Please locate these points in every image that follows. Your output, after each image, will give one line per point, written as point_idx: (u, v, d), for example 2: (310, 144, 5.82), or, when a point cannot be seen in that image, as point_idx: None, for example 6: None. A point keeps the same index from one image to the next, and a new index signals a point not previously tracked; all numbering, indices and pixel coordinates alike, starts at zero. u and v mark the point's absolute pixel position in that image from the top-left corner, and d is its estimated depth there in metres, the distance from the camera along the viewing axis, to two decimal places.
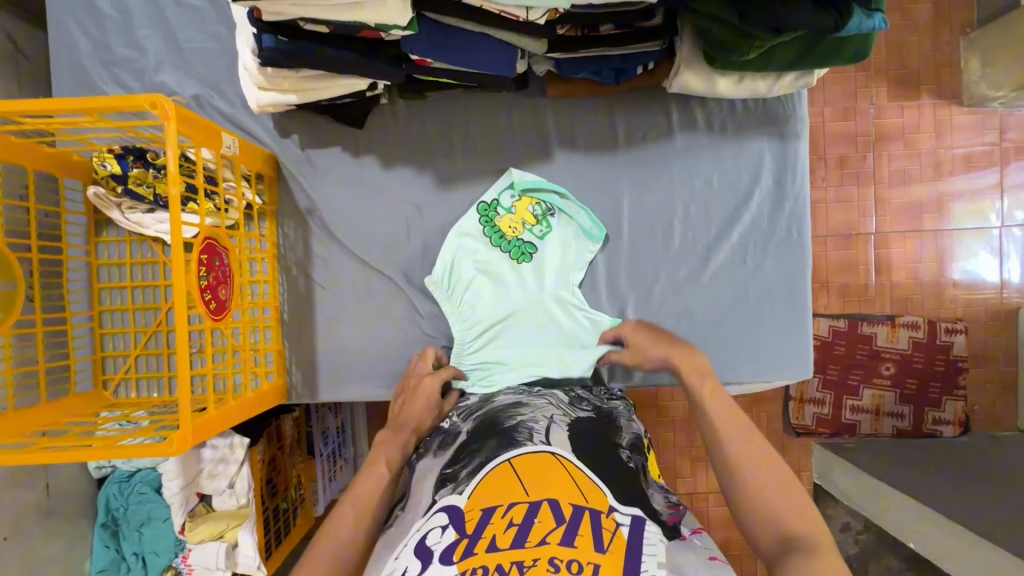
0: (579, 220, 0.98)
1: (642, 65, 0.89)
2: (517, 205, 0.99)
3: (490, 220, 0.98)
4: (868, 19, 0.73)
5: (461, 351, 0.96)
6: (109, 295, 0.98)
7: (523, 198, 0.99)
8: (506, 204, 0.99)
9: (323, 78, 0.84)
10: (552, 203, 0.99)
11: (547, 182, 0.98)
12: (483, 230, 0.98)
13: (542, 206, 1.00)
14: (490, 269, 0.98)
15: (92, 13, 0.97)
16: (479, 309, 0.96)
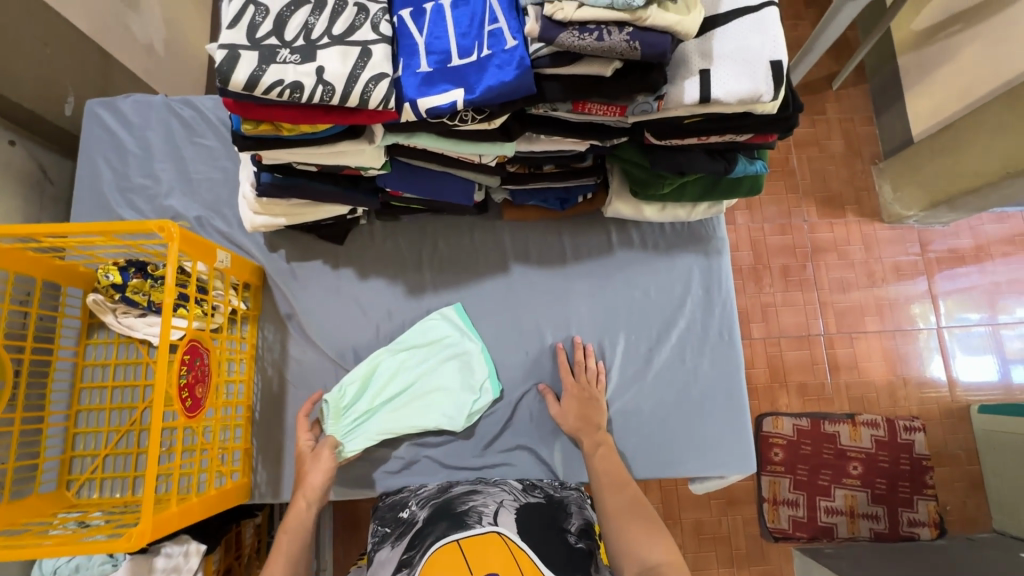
0: (477, 370, 1.05)
1: (581, 194, 1.07)
2: (421, 346, 1.06)
3: (395, 357, 1.05)
4: (752, 165, 0.91)
5: (347, 436, 1.01)
6: (89, 395, 1.04)
7: (429, 340, 1.07)
8: (412, 343, 1.06)
9: (310, 205, 0.99)
10: (453, 348, 1.07)
11: (454, 328, 1.07)
12: (388, 364, 1.05)
13: (443, 349, 1.07)
14: (383, 390, 1.04)
15: (117, 149, 1.14)
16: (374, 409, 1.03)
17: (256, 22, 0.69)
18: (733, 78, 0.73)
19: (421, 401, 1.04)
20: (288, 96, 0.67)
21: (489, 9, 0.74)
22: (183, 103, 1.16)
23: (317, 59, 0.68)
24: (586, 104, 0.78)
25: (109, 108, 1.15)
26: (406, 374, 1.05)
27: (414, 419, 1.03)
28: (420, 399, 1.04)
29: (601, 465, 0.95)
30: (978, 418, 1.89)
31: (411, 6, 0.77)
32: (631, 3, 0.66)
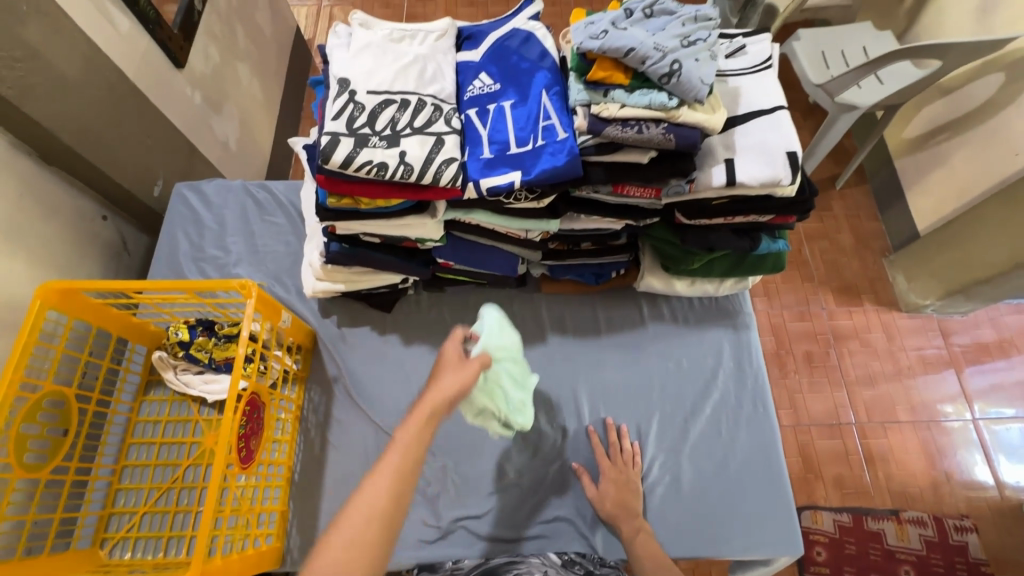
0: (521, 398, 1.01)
1: (615, 270, 1.16)
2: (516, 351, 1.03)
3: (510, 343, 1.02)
4: (774, 243, 1.00)
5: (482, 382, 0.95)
6: (136, 450, 1.06)
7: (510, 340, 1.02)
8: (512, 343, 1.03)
9: (367, 274, 1.09)
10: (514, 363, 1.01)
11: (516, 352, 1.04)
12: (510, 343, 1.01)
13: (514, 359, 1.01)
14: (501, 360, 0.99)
15: (196, 223, 1.27)
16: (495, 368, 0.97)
17: (353, 115, 0.82)
18: (755, 166, 0.84)
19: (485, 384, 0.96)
20: (375, 173, 0.78)
21: (543, 108, 0.87)
22: (259, 187, 1.32)
23: (400, 145, 0.81)
24: (625, 187, 0.89)
25: (195, 190, 1.30)
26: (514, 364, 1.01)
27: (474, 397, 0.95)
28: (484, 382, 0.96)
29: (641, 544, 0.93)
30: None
31: (477, 106, 0.90)
32: (666, 104, 0.79)
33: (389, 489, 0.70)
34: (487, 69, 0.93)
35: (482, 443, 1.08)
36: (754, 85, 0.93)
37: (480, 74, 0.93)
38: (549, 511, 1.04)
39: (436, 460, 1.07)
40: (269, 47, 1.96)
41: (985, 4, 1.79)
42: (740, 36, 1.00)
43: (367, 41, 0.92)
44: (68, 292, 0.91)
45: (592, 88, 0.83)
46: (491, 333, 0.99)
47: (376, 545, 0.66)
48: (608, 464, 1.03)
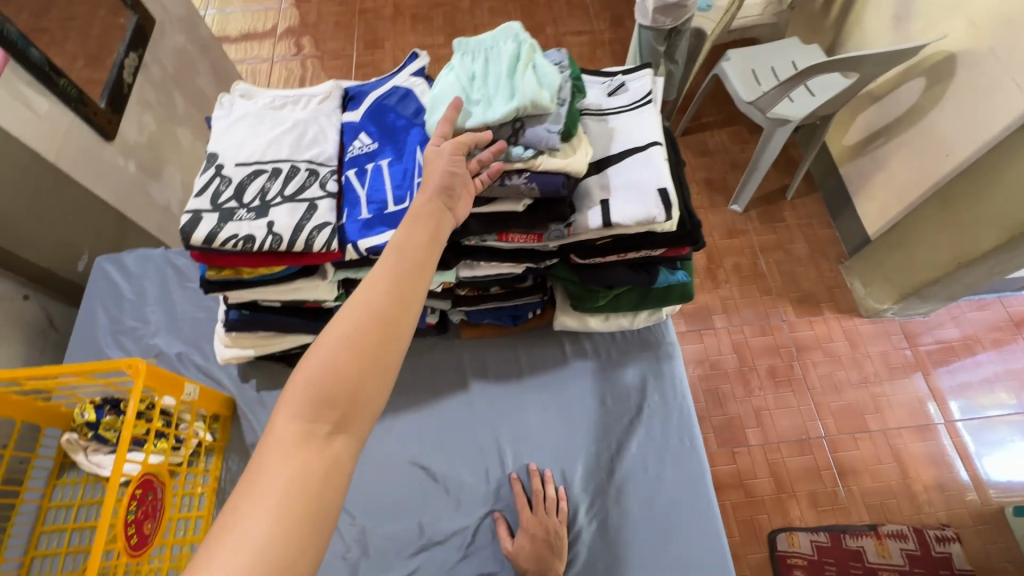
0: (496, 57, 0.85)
1: (531, 311, 1.15)
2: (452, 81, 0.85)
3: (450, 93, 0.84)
4: (673, 274, 0.99)
5: (501, 101, 0.79)
6: (46, 539, 1.03)
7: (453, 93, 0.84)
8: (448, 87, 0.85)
9: (275, 336, 1.06)
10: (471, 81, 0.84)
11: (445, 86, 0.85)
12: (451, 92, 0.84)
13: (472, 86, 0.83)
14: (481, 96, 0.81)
15: (116, 296, 1.27)
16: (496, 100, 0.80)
17: (219, 190, 0.82)
18: (630, 204, 0.84)
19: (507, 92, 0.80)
20: (240, 246, 0.78)
21: (418, 165, 0.87)
22: (181, 254, 1.32)
23: (269, 215, 0.80)
24: (509, 234, 0.89)
25: (115, 263, 1.30)
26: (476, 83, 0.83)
27: (524, 94, 0.80)
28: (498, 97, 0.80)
29: None
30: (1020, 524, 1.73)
31: (355, 167, 0.91)
32: (524, 154, 0.80)
33: (390, 281, 0.60)
34: (366, 128, 0.94)
35: (404, 502, 1.05)
36: (630, 122, 0.94)
37: (360, 134, 0.94)
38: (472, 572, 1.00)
39: (356, 523, 1.03)
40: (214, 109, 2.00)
41: (900, 13, 1.82)
42: (622, 74, 1.01)
43: (245, 112, 0.93)
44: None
45: None
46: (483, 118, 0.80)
47: (375, 344, 0.57)
48: (529, 514, 1.00)
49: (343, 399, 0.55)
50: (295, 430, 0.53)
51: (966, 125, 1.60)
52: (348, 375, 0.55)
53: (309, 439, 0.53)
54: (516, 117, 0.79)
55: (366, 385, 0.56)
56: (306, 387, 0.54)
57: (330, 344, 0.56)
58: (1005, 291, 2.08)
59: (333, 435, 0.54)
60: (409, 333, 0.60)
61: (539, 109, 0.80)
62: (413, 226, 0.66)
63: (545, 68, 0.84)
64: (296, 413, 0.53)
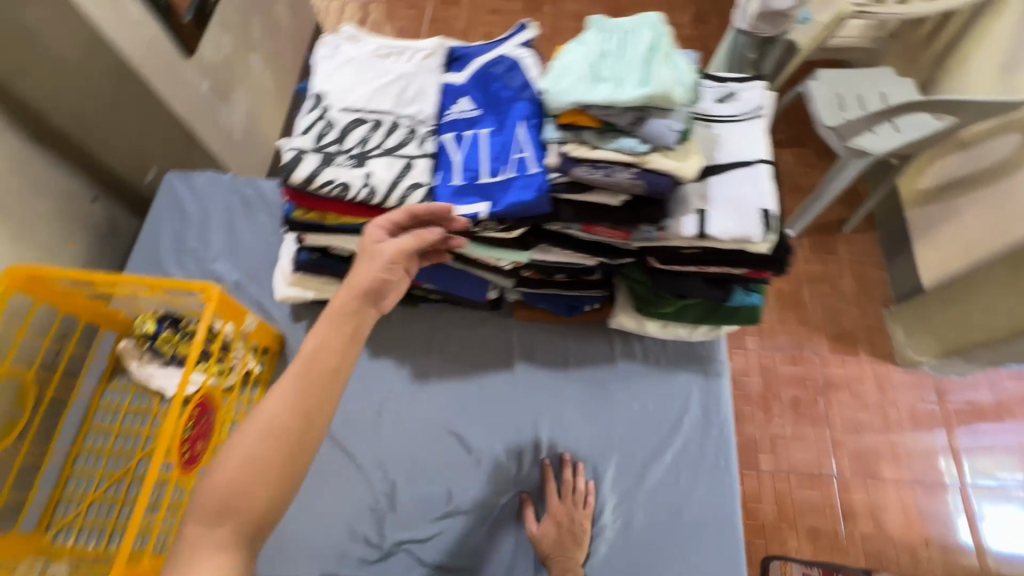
0: (632, 36, 0.79)
1: (589, 304, 1.14)
2: (579, 51, 0.79)
3: (574, 62, 0.78)
4: (747, 297, 0.98)
5: (630, 83, 0.73)
6: (93, 436, 1.08)
7: (577, 63, 0.78)
8: (572, 57, 0.79)
9: (338, 284, 1.07)
10: (600, 52, 0.78)
11: (570, 55, 0.79)
12: (576, 61, 0.78)
13: (601, 57, 0.77)
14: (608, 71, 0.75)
15: (181, 215, 1.28)
16: (624, 79, 0.74)
17: (323, 131, 0.81)
18: (728, 220, 0.82)
19: (638, 75, 0.74)
20: (337, 193, 0.78)
21: (519, 139, 0.85)
22: (248, 184, 1.32)
23: (367, 166, 0.80)
24: (595, 227, 0.88)
25: (183, 181, 1.30)
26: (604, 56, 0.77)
27: (656, 80, 0.74)
28: (627, 77, 0.74)
29: None
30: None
31: (453, 131, 0.89)
32: (636, 148, 0.77)
33: (296, 394, 0.65)
34: (469, 94, 0.92)
35: (436, 467, 1.07)
36: (737, 134, 0.90)
37: (462, 98, 0.92)
38: (493, 546, 1.02)
39: (388, 478, 1.06)
40: (285, 41, 1.96)
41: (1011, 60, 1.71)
42: (734, 80, 0.97)
43: (352, 56, 0.92)
44: (33, 277, 0.92)
45: (564, 128, 0.82)
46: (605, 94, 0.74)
47: (276, 459, 0.62)
48: (558, 500, 1.02)
49: (250, 514, 0.59)
50: (206, 539, 0.58)
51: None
52: (257, 491, 0.60)
53: (224, 548, 0.58)
54: (642, 104, 0.74)
55: (268, 498, 0.61)
56: (216, 501, 0.59)
57: (230, 465, 0.60)
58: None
59: (241, 542, 0.59)
60: (313, 441, 0.65)
61: (668, 103, 0.74)
62: (328, 334, 0.69)
63: (680, 61, 0.78)
64: (202, 526, 0.58)
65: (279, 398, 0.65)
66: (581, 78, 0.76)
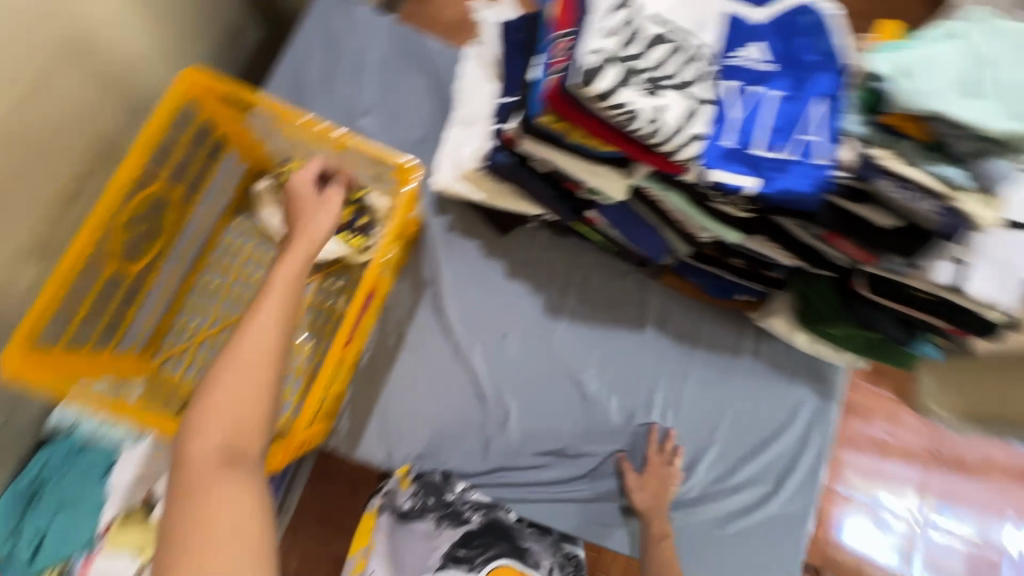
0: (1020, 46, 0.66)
1: (743, 294, 1.09)
2: (948, 46, 0.66)
3: (939, 58, 0.65)
4: (927, 346, 0.95)
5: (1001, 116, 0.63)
6: (208, 272, 1.00)
7: (941, 62, 0.65)
8: (939, 50, 0.66)
9: (512, 196, 0.98)
10: (975, 58, 0.65)
11: (935, 46, 0.66)
12: (944, 60, 0.65)
13: (976, 64, 0.65)
14: (980, 88, 0.64)
15: (333, 50, 1.11)
16: (996, 106, 0.63)
17: (627, 39, 0.67)
18: (983, 280, 0.77)
19: (1012, 106, 0.63)
20: (623, 120, 0.66)
21: (813, 119, 0.74)
22: (412, 36, 1.14)
23: (660, 97, 0.68)
24: (838, 239, 0.81)
25: (342, 9, 1.11)
26: (980, 63, 0.65)
27: None
28: (1000, 104, 0.63)
29: (658, 551, 0.99)
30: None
31: (737, 81, 0.76)
32: (956, 182, 0.69)
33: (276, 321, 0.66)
34: (765, 40, 0.78)
35: (548, 405, 1.06)
36: None
37: (755, 42, 0.78)
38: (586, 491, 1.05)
39: (502, 404, 1.05)
40: None
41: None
42: None
43: None
44: (209, 88, 0.86)
45: (878, 129, 0.72)
46: (969, 115, 0.63)
47: (258, 383, 0.63)
48: (659, 467, 1.04)
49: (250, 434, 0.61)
50: (216, 463, 0.58)
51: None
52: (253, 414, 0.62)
53: (238, 466, 0.59)
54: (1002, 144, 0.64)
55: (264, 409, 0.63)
56: (220, 426, 0.60)
57: (223, 390, 0.62)
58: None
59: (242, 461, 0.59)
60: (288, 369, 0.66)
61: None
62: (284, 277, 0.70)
63: None
64: (208, 448, 0.59)
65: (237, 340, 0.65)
66: (954, 81, 0.64)
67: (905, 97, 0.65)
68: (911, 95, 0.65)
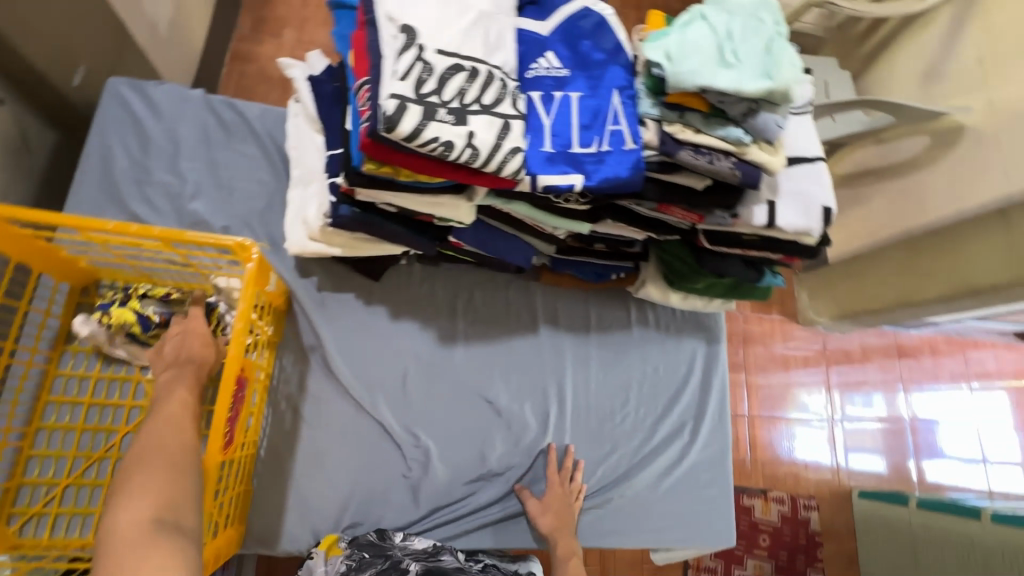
0: (749, 14, 0.76)
1: (615, 273, 1.16)
2: (693, 29, 0.75)
3: (689, 41, 0.74)
4: (773, 277, 1.06)
5: (752, 77, 0.72)
6: (54, 411, 0.88)
7: (692, 44, 0.74)
8: (687, 35, 0.75)
9: (370, 242, 0.97)
10: (717, 33, 0.74)
11: (683, 33, 0.75)
12: (693, 42, 0.74)
13: (719, 38, 0.74)
14: (729, 58, 0.73)
15: (141, 138, 1.03)
16: (746, 69, 0.72)
17: (421, 77, 0.69)
18: (792, 214, 0.88)
19: (758, 65, 0.73)
20: (440, 152, 0.68)
21: (613, 110, 0.81)
22: (227, 105, 1.09)
23: (469, 123, 0.71)
24: (669, 207, 0.89)
25: (139, 92, 1.03)
26: (722, 37, 0.74)
27: (776, 74, 0.73)
28: (748, 67, 0.73)
29: None
30: (917, 512, 1.75)
31: (540, 90, 0.81)
32: (741, 139, 0.78)
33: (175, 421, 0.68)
34: (555, 48, 0.84)
35: (465, 431, 1.07)
36: (797, 126, 0.94)
37: (546, 52, 0.84)
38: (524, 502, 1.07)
39: (420, 445, 1.04)
40: None
41: (932, 70, 1.71)
42: None
43: None
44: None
45: (667, 107, 0.80)
46: (728, 84, 0.72)
47: (168, 467, 0.62)
48: (555, 486, 1.04)
49: (176, 506, 0.59)
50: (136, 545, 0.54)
51: (951, 187, 1.55)
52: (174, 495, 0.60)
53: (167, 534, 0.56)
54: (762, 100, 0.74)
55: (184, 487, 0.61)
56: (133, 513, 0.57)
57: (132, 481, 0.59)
58: (927, 328, 2.12)
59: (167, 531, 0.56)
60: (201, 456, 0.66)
61: (784, 100, 0.75)
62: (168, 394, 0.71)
63: (797, 50, 0.76)
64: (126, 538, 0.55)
65: (149, 430, 0.66)
66: (707, 57, 0.73)
67: (674, 80, 0.73)
68: (679, 79, 0.73)
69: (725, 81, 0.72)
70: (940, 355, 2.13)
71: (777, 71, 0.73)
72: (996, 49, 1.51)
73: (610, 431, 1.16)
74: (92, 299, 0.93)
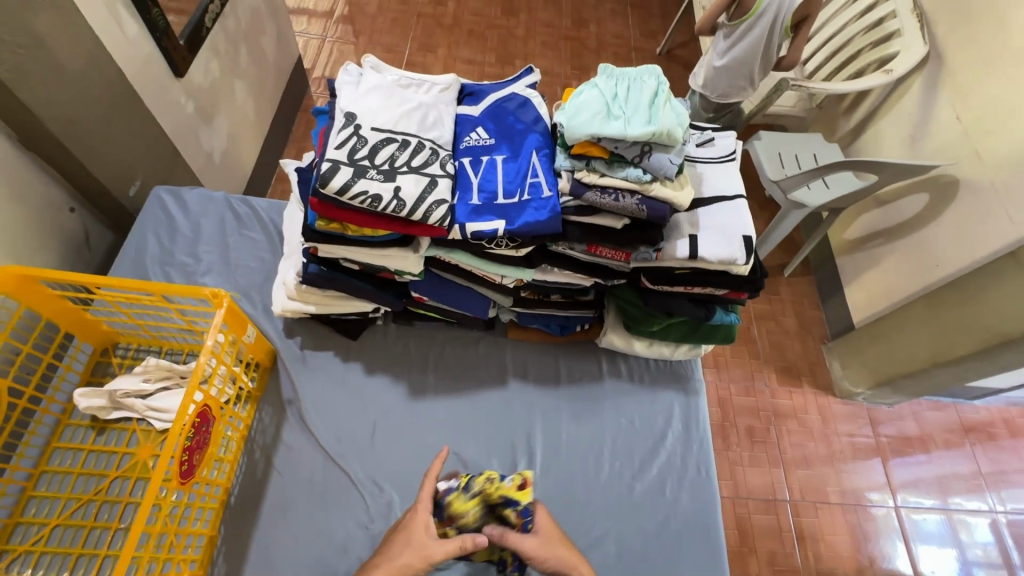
0: (634, 83, 0.92)
1: (580, 324, 1.22)
2: (587, 96, 0.91)
3: (583, 104, 0.89)
4: (727, 315, 1.09)
5: (638, 125, 0.85)
6: (59, 456, 1.00)
7: (585, 106, 0.89)
8: (582, 101, 0.90)
9: (342, 299, 1.10)
10: (606, 97, 0.90)
11: (579, 100, 0.91)
12: (587, 105, 0.89)
13: (608, 100, 0.89)
14: (616, 113, 0.87)
15: (170, 229, 1.25)
16: (632, 120, 0.86)
17: (356, 147, 0.88)
18: (715, 244, 0.94)
19: (642, 117, 0.86)
20: (367, 203, 0.83)
21: (532, 166, 0.93)
22: (242, 201, 1.32)
23: (396, 180, 0.86)
24: (598, 248, 0.96)
25: (173, 194, 1.28)
26: (610, 99, 0.89)
27: (659, 122, 0.86)
28: (634, 119, 0.86)
29: None
30: None
31: (471, 156, 0.97)
32: (641, 177, 0.88)
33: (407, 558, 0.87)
34: (485, 125, 1.01)
35: None
36: (717, 173, 1.03)
37: (477, 128, 1.01)
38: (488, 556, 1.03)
39: (384, 496, 1.05)
40: (269, 67, 1.94)
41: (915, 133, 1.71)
42: (713, 130, 1.11)
43: (376, 83, 0.98)
44: (32, 291, 0.91)
45: (575, 158, 0.92)
46: (617, 131, 0.85)
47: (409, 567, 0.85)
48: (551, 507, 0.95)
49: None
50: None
51: (960, 241, 1.50)
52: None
53: None
54: (648, 141, 0.85)
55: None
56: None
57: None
58: (994, 400, 1.85)
59: None
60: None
61: (670, 140, 0.86)
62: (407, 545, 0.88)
63: (679, 106, 0.91)
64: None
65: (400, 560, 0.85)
66: (598, 113, 0.87)
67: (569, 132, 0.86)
68: (575, 131, 0.87)
69: (613, 129, 0.85)
70: (1021, 434, 1.80)
71: (660, 120, 0.86)
72: (968, 105, 1.53)
73: (584, 487, 1.12)
74: (109, 359, 1.10)
